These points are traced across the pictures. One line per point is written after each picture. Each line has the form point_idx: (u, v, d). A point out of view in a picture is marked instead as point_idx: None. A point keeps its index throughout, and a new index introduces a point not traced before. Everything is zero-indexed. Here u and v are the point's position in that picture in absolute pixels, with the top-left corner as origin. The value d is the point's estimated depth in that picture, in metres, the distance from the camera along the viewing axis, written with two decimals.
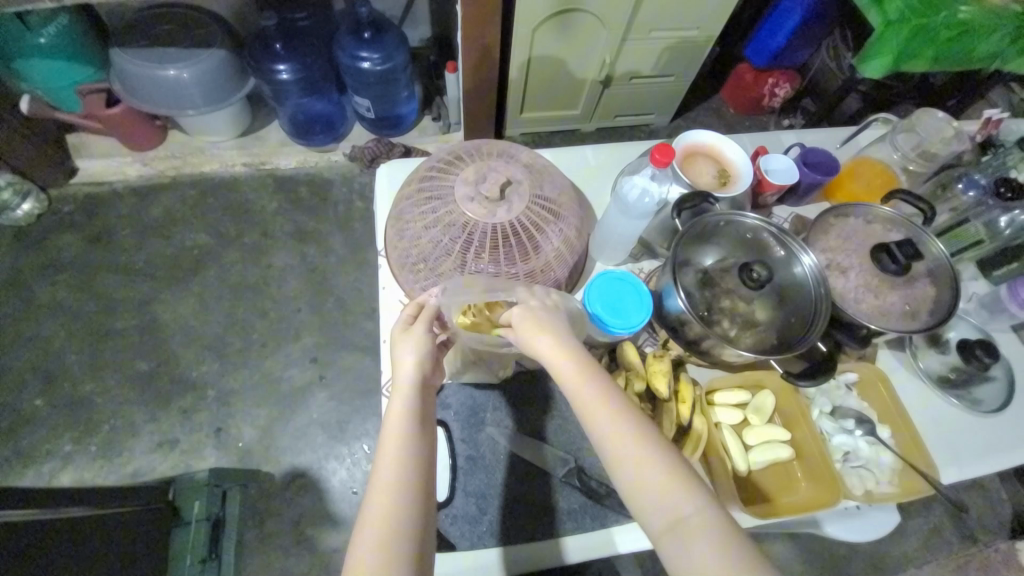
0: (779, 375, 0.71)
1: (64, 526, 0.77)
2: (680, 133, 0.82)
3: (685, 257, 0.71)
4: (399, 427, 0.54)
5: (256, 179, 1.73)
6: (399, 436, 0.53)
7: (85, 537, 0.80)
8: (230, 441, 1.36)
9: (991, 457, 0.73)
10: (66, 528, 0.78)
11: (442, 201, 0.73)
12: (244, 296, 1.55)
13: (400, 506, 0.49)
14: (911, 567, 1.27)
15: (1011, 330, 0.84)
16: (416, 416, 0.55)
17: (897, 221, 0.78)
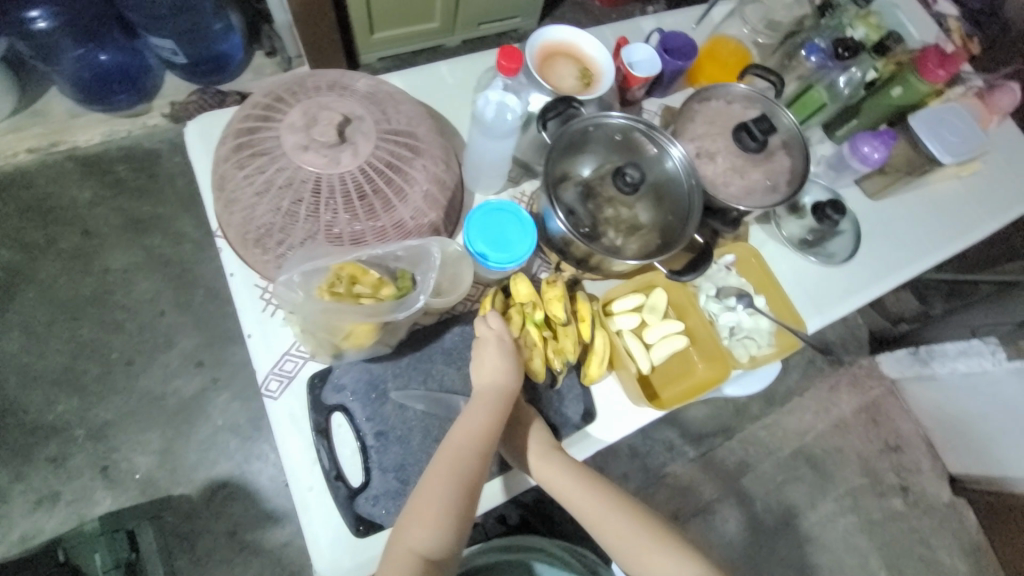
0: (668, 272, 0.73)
1: None
2: (534, 33, 0.73)
3: (560, 173, 0.67)
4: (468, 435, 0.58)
5: (51, 166, 1.36)
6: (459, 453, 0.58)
7: None
8: (125, 476, 1.19)
9: (845, 300, 0.84)
10: None
11: (271, 158, 0.61)
12: (86, 313, 1.28)
13: (447, 513, 0.55)
14: (797, 396, 1.52)
15: (854, 183, 0.94)
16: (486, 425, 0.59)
17: (753, 98, 0.79)
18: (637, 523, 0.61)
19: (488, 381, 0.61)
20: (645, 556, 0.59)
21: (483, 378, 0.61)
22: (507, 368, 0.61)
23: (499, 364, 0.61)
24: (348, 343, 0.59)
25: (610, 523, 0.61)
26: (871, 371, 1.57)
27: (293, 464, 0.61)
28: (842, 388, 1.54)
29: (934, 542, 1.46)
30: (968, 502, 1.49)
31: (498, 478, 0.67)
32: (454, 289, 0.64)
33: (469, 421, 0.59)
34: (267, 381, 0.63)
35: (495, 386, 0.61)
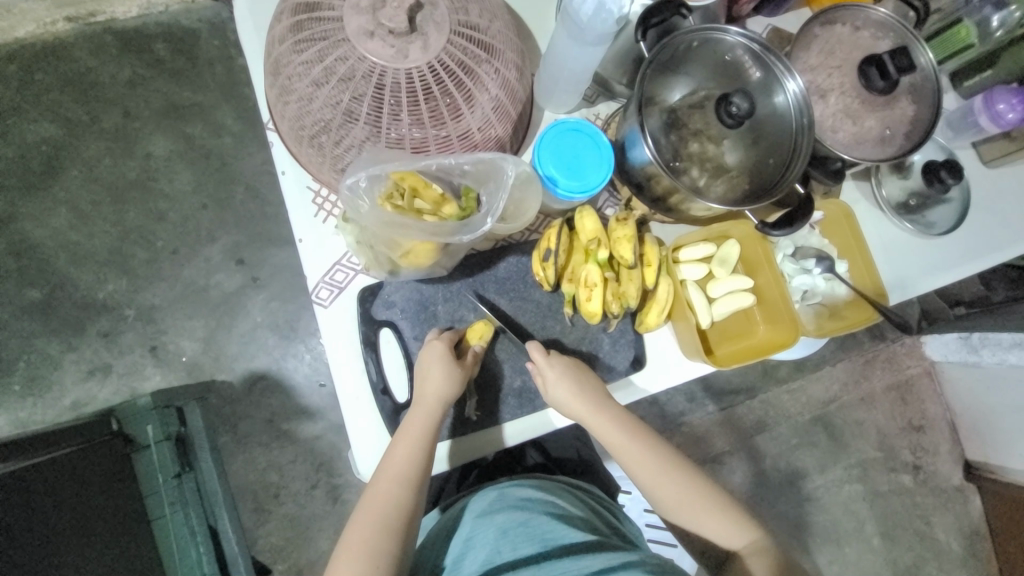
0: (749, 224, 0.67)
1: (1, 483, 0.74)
2: None
3: (650, 94, 0.59)
4: (406, 452, 0.58)
5: (89, 37, 1.29)
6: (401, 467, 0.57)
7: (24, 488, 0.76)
8: (172, 358, 1.26)
9: (931, 276, 0.76)
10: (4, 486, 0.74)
11: (330, 41, 0.53)
12: (131, 198, 1.28)
13: (386, 538, 0.56)
14: (829, 366, 1.48)
15: (970, 146, 0.81)
16: (421, 446, 0.58)
17: (889, 25, 0.66)
18: (651, 454, 0.66)
19: (429, 398, 0.59)
20: (648, 483, 0.66)
21: (427, 385, 0.59)
22: (451, 382, 0.59)
23: (446, 376, 0.59)
24: (404, 261, 0.56)
25: (626, 453, 0.66)
26: (913, 351, 1.51)
27: (339, 370, 0.62)
28: (878, 364, 1.49)
29: (934, 519, 1.48)
30: (978, 488, 1.49)
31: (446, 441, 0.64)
32: (518, 217, 0.59)
33: (415, 423, 0.59)
34: (317, 289, 0.62)
35: (439, 394, 0.59)
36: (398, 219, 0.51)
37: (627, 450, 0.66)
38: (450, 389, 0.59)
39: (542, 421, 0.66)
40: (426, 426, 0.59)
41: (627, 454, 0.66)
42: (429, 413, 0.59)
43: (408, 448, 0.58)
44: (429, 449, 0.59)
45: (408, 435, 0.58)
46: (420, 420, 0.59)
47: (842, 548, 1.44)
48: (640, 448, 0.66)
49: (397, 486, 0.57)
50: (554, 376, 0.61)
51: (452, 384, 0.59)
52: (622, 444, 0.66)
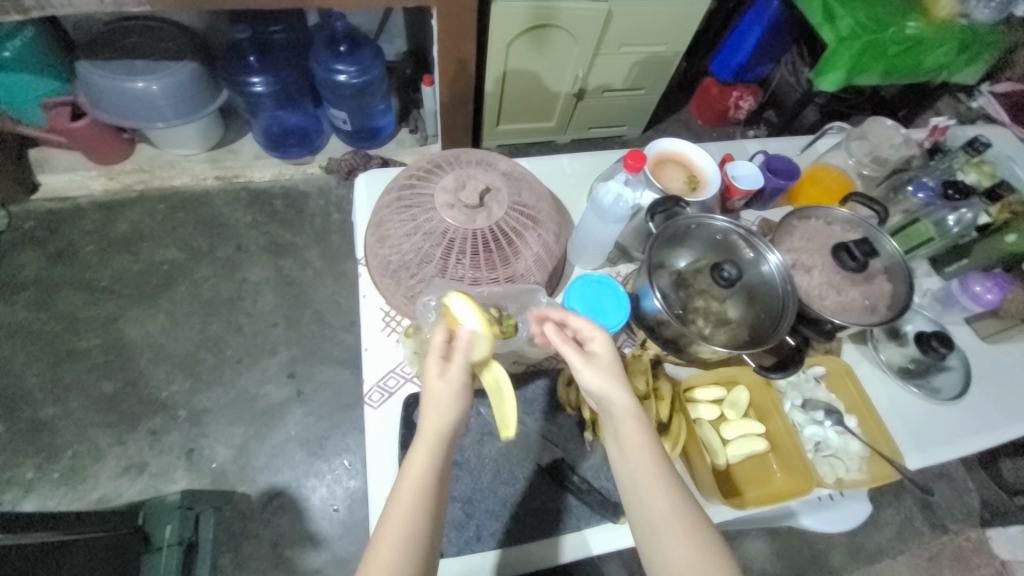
0: (753, 370, 0.75)
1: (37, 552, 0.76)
2: (650, 142, 0.85)
3: (660, 260, 0.74)
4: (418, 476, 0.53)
5: (229, 192, 1.70)
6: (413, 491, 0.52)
7: (58, 561, 0.79)
8: (203, 463, 1.31)
9: (952, 441, 0.78)
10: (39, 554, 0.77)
11: (422, 209, 0.74)
12: (219, 312, 1.51)
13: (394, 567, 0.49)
14: (887, 557, 1.31)
15: (964, 322, 0.90)
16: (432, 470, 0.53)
17: (855, 222, 0.83)
18: (712, 549, 0.53)
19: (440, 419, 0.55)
20: None
21: (432, 424, 0.55)
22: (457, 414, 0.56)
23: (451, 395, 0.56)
24: None
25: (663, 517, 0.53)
26: (983, 549, 1.33)
27: (377, 467, 0.66)
28: (947, 563, 1.31)
29: None
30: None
31: (495, 550, 0.65)
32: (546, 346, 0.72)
33: (411, 470, 0.53)
34: (371, 392, 0.71)
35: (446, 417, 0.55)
36: None
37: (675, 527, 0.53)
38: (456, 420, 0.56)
39: (575, 543, 0.66)
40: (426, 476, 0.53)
41: (671, 538, 0.53)
42: (428, 455, 0.53)
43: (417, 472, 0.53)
44: (430, 503, 0.52)
45: (406, 481, 0.53)
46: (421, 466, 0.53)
47: None
48: (695, 526, 0.53)
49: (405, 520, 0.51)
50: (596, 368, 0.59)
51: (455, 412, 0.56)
52: (671, 518, 0.53)
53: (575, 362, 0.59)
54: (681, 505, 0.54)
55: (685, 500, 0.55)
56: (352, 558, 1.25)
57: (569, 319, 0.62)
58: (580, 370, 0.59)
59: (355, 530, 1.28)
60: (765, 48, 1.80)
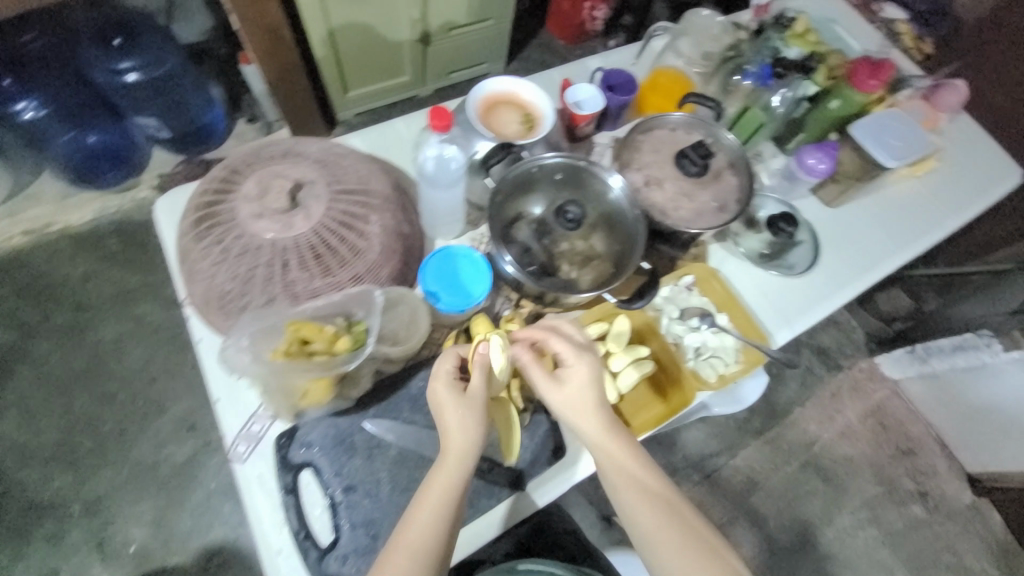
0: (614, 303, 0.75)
1: None
2: (472, 88, 0.77)
3: (516, 211, 0.72)
4: (438, 493, 0.56)
5: (46, 246, 1.42)
6: (432, 508, 0.55)
7: None
8: (121, 549, 1.18)
9: (812, 308, 0.85)
10: None
11: (227, 227, 0.64)
12: (83, 385, 1.31)
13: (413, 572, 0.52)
14: (799, 407, 1.49)
15: (810, 194, 0.95)
16: (455, 489, 0.56)
17: (693, 123, 0.82)
18: (678, 530, 0.58)
19: (461, 440, 0.58)
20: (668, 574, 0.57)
21: (451, 439, 0.58)
22: (477, 434, 0.59)
23: (468, 416, 0.59)
24: (306, 401, 0.61)
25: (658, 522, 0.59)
26: (871, 375, 1.54)
27: (267, 520, 0.61)
28: (845, 395, 1.51)
29: (962, 548, 1.41)
30: (992, 502, 1.44)
31: (507, 499, 0.69)
32: (411, 338, 0.67)
33: (435, 484, 0.56)
34: (236, 445, 0.63)
35: (465, 436, 0.58)
36: (297, 366, 0.57)
37: (640, 510, 0.60)
38: (477, 440, 0.59)
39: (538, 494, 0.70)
40: (449, 488, 0.56)
41: (641, 522, 0.59)
42: (454, 472, 0.57)
43: (442, 490, 0.56)
44: (451, 513, 0.56)
45: (429, 499, 0.56)
46: (444, 479, 0.57)
47: None
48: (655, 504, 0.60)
49: (424, 529, 0.54)
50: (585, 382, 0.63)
51: (475, 434, 0.59)
52: (636, 497, 0.60)
53: (541, 385, 0.64)
54: (651, 493, 0.60)
55: (655, 489, 0.61)
56: None
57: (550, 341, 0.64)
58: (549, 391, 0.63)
59: None
60: None
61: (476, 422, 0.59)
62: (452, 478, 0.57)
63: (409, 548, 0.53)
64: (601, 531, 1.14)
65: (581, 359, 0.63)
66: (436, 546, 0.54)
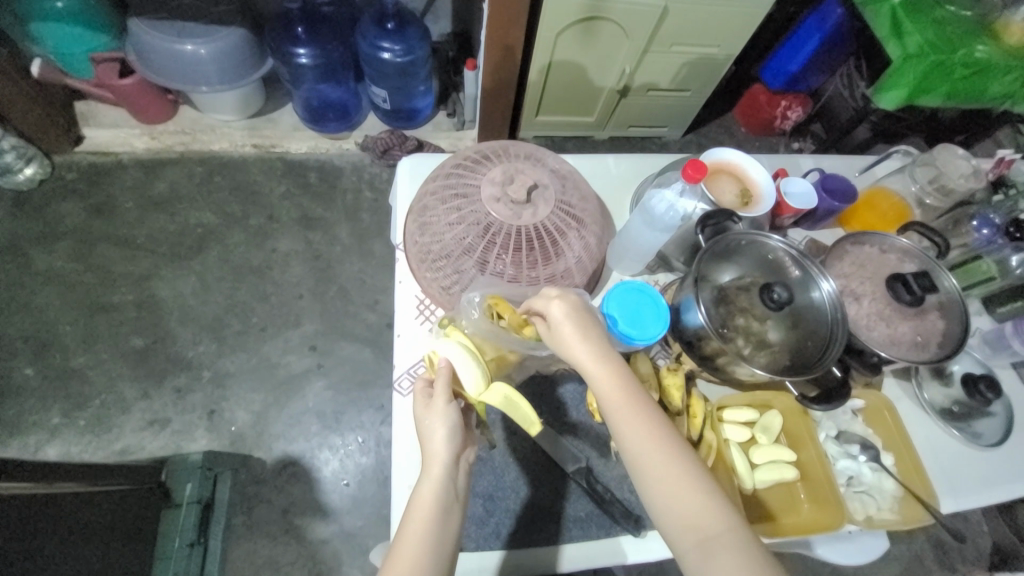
0: (790, 397, 0.73)
1: (63, 500, 0.77)
2: (707, 150, 0.83)
3: (704, 273, 0.72)
4: (428, 503, 0.54)
5: (265, 161, 1.71)
6: (426, 515, 0.54)
7: (79, 511, 0.80)
8: (223, 425, 1.34)
9: (991, 489, 0.75)
10: (65, 501, 0.78)
11: (467, 199, 0.73)
12: (250, 281, 1.53)
13: None
14: None
15: (1011, 366, 0.85)
16: (443, 493, 0.55)
17: (913, 253, 0.79)
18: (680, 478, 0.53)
19: (436, 445, 0.56)
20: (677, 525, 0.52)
21: (430, 445, 0.56)
22: (453, 434, 0.57)
23: (442, 421, 0.57)
24: None
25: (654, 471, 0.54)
26: None
27: (400, 456, 0.67)
28: None
29: None
30: None
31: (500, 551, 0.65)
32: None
33: (423, 495, 0.55)
34: (400, 379, 0.71)
35: (444, 440, 0.57)
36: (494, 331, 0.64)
37: (693, 513, 0.52)
38: (454, 442, 0.57)
39: (602, 551, 0.66)
40: (436, 494, 0.55)
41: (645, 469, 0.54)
42: (438, 476, 0.56)
43: (430, 498, 0.54)
44: (442, 516, 0.54)
45: (415, 510, 0.54)
46: (429, 488, 0.55)
47: None
48: (712, 509, 0.52)
49: (418, 543, 0.52)
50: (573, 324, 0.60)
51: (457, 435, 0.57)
52: (643, 449, 0.54)
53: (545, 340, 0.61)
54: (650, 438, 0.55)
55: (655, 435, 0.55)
56: (358, 533, 1.28)
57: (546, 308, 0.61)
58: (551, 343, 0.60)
59: (363, 506, 1.30)
60: (824, 57, 1.72)
61: (455, 425, 0.58)
62: (441, 485, 0.55)
63: (411, 560, 0.52)
64: None
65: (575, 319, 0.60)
66: (437, 558, 0.52)
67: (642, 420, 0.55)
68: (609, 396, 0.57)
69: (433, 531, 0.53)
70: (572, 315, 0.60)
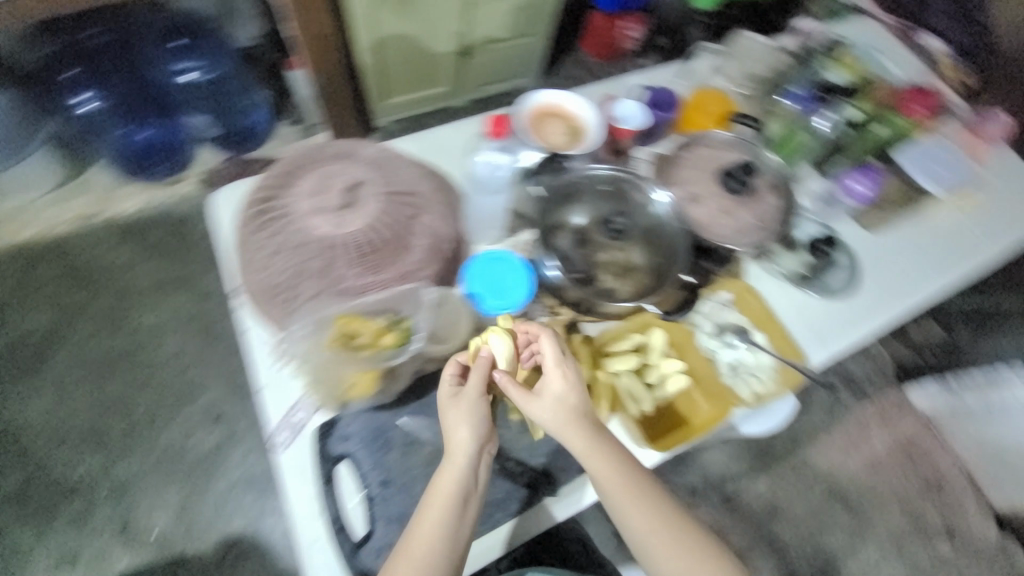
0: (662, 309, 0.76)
1: None
2: (527, 95, 0.80)
3: (556, 221, 0.73)
4: (440, 509, 0.58)
5: (91, 234, 1.48)
6: (439, 517, 0.58)
7: None
8: (143, 533, 1.21)
9: (850, 331, 0.84)
10: None
11: (284, 219, 0.66)
12: (121, 370, 1.35)
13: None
14: (822, 432, 1.45)
15: (849, 217, 0.92)
16: (459, 504, 0.59)
17: (734, 144, 0.84)
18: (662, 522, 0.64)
19: (457, 456, 0.60)
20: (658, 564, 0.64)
21: (448, 466, 0.60)
22: (471, 457, 0.60)
23: (467, 432, 0.60)
24: (354, 392, 0.63)
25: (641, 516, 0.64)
26: (899, 406, 1.48)
27: (300, 508, 0.63)
28: (873, 424, 1.46)
29: None
30: None
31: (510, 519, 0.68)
32: (449, 337, 0.68)
33: (437, 500, 0.59)
34: (275, 433, 0.65)
35: (464, 453, 0.60)
36: (344, 355, 0.61)
37: (669, 555, 0.64)
38: (470, 465, 0.60)
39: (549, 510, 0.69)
40: (456, 484, 0.59)
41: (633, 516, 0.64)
42: (454, 483, 0.59)
43: (443, 506, 0.58)
44: (455, 520, 0.59)
45: (427, 516, 0.59)
46: (445, 493, 0.59)
47: None
48: (681, 550, 0.64)
49: (431, 547, 0.57)
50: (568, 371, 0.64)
51: (475, 451, 0.60)
52: (633, 498, 0.63)
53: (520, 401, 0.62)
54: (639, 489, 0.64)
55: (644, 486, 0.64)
56: None
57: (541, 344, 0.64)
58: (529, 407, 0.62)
59: None
60: None
61: (474, 443, 0.60)
62: (456, 495, 0.59)
63: (419, 557, 0.57)
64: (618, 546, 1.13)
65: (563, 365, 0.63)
66: (446, 559, 0.58)
67: (631, 477, 0.64)
68: (606, 445, 0.63)
69: (444, 536, 0.58)
70: (561, 358, 0.64)
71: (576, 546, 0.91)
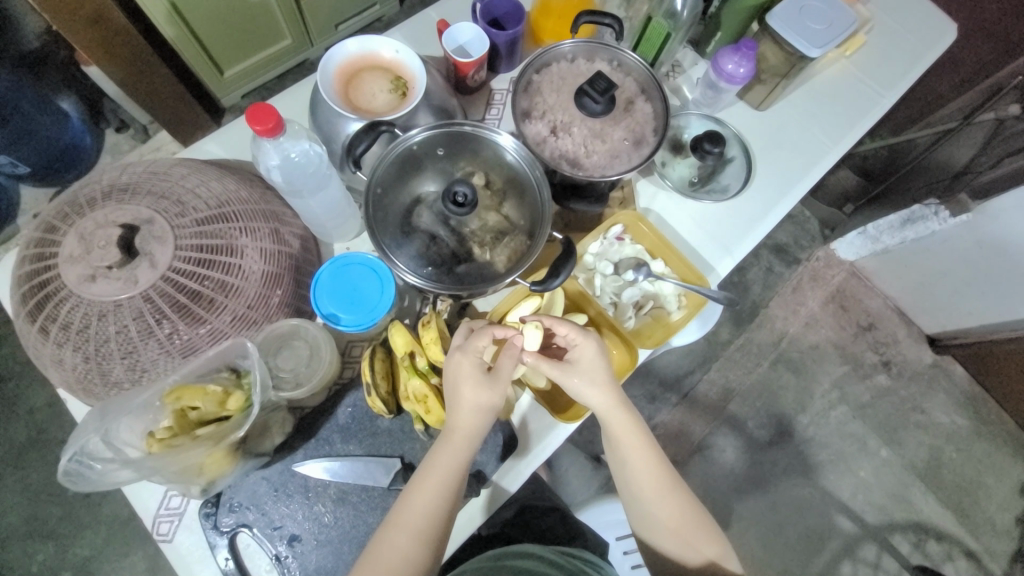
0: (557, 250, 0.72)
1: None
2: (325, 56, 0.64)
3: (406, 202, 0.62)
4: (434, 484, 0.57)
5: None
6: (432, 490, 0.57)
7: None
8: None
9: (752, 229, 0.79)
10: None
11: (59, 297, 0.54)
12: (29, 459, 1.17)
13: (409, 557, 0.55)
14: (765, 307, 1.46)
15: (737, 100, 0.86)
16: (454, 479, 0.57)
17: (591, 51, 0.72)
18: (669, 490, 0.65)
19: (459, 426, 0.58)
20: (664, 530, 0.64)
21: (452, 437, 0.58)
22: (471, 438, 0.58)
23: (471, 404, 0.58)
24: (207, 476, 0.54)
25: (647, 484, 0.64)
26: (830, 261, 1.49)
27: None
28: (809, 285, 1.48)
29: (935, 409, 1.41)
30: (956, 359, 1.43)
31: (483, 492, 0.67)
32: (314, 375, 0.62)
33: (433, 471, 0.57)
34: (159, 525, 0.60)
35: (467, 428, 0.58)
36: (171, 456, 0.50)
37: (672, 521, 0.64)
38: (469, 445, 0.58)
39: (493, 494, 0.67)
40: (455, 468, 0.58)
41: (645, 490, 0.64)
42: (455, 456, 0.58)
43: (439, 478, 0.57)
44: (449, 498, 0.57)
45: (422, 485, 0.57)
46: (446, 463, 0.58)
47: (858, 474, 1.36)
48: (683, 517, 0.65)
49: (419, 523, 0.55)
50: (592, 351, 0.62)
51: (484, 421, 0.59)
52: (639, 466, 0.64)
53: (556, 375, 0.62)
54: (649, 458, 0.65)
55: (654, 456, 0.65)
56: None
57: (554, 327, 0.62)
58: (565, 378, 0.62)
59: None
60: None
61: (483, 414, 0.58)
62: (457, 467, 0.58)
63: (409, 531, 0.55)
64: (590, 474, 1.17)
65: (587, 339, 0.62)
66: (433, 536, 0.56)
67: (640, 450, 0.64)
68: (618, 421, 0.63)
69: (438, 509, 0.56)
70: (586, 334, 0.62)
71: (552, 521, 0.91)
